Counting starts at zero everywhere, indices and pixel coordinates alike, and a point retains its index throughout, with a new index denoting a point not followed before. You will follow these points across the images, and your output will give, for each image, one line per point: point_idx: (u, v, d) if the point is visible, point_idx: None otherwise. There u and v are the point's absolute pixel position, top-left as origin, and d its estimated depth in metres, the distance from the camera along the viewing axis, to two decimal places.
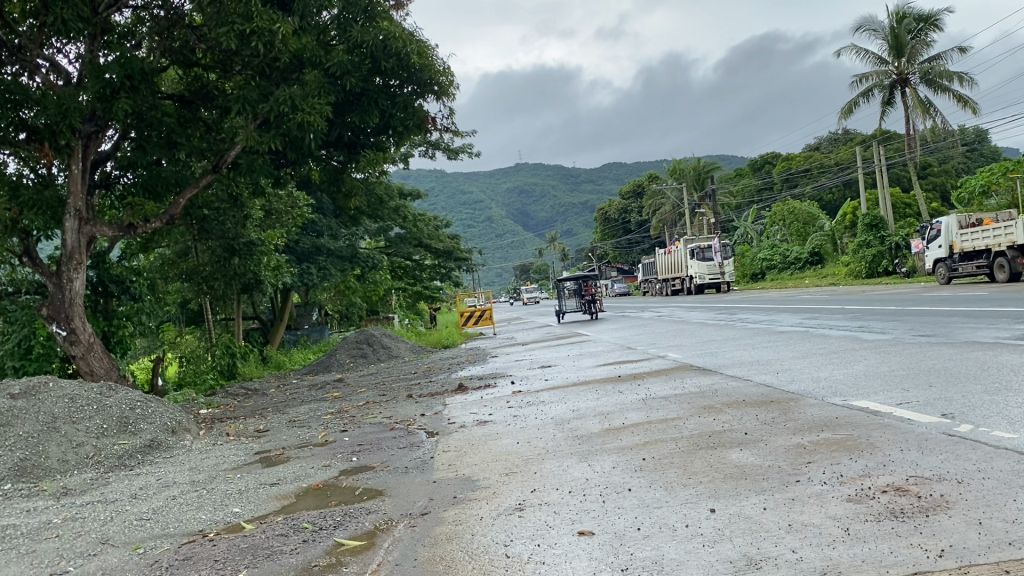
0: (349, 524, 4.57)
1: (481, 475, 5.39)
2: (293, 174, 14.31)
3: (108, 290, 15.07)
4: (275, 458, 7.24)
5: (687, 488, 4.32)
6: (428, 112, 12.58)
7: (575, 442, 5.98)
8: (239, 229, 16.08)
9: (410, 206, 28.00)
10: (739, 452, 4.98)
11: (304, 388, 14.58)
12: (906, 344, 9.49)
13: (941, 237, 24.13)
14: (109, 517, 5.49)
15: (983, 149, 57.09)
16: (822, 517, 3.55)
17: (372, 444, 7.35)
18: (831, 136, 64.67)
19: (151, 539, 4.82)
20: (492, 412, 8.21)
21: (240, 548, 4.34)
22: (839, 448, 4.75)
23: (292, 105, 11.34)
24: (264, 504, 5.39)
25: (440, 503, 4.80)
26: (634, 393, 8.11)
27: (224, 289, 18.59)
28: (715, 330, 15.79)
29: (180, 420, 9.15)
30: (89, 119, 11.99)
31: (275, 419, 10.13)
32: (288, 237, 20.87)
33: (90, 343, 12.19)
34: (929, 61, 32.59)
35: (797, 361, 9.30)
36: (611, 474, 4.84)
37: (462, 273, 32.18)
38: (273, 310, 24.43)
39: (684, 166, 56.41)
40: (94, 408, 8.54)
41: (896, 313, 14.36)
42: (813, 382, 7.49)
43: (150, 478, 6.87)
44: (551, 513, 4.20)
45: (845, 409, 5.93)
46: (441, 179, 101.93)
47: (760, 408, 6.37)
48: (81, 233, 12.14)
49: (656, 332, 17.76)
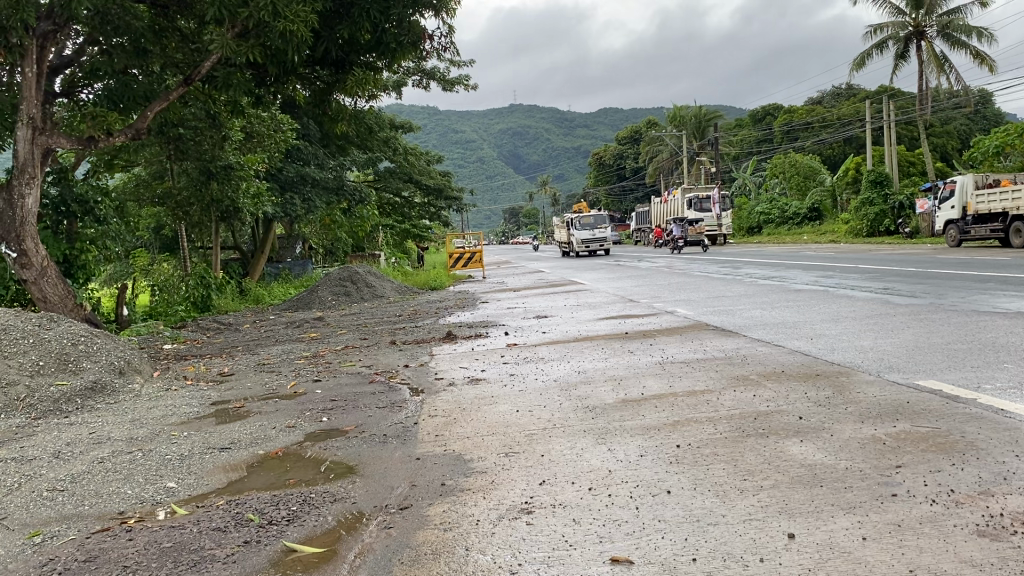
0: (307, 517, 3.57)
1: (474, 453, 4.39)
2: (273, 93, 12.98)
3: (70, 210, 13.63)
4: (233, 413, 6.20)
5: (746, 497, 3.33)
6: (427, 29, 11.12)
7: (588, 416, 4.97)
8: (217, 151, 14.75)
9: (400, 138, 26.59)
10: (801, 445, 3.98)
11: (280, 326, 13.51)
12: (948, 313, 8.50)
13: (956, 198, 23.33)
14: (16, 485, 4.44)
15: (988, 111, 55.81)
16: (954, 564, 2.57)
17: (347, 401, 6.29)
18: (835, 89, 63.14)
19: (55, 523, 3.79)
20: (485, 368, 7.22)
21: (160, 549, 3.30)
22: (931, 446, 3.79)
23: (272, 11, 9.94)
24: (207, 479, 4.37)
25: (423, 493, 3.78)
26: (648, 355, 7.13)
27: (200, 216, 17.29)
28: (972, 327, 7.40)
29: (131, 360, 8.01)
30: (45, 15, 10.52)
31: (241, 362, 9.10)
32: (270, 164, 19.47)
33: (44, 267, 10.91)
34: (949, 13, 31.20)
35: (831, 325, 8.30)
36: (640, 466, 3.85)
37: (452, 212, 30.93)
38: (253, 241, 23.26)
39: (684, 112, 55.36)
40: (30, 342, 7.42)
41: (918, 276, 13.34)
42: (859, 353, 6.50)
43: (82, 431, 5.80)
44: (568, 522, 3.22)
45: (915, 390, 4.98)
46: (432, 117, 99.53)
47: (807, 384, 5.37)
48: (36, 144, 10.72)
49: (884, 332, 7.48)
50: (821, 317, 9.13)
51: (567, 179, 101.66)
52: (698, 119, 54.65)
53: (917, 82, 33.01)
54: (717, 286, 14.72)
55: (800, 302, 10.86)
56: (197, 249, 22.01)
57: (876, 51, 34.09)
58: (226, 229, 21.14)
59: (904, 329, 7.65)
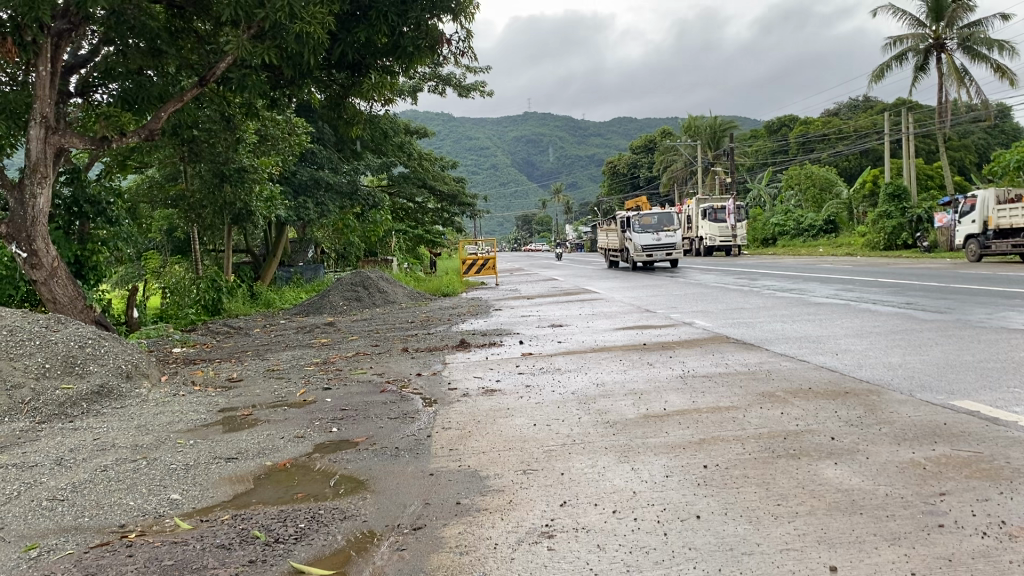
0: (315, 536, 3.39)
1: (491, 469, 4.21)
2: (288, 95, 12.83)
3: (82, 211, 13.53)
4: (241, 421, 6.03)
5: (782, 524, 3.12)
6: (445, 33, 10.97)
7: (608, 433, 4.77)
8: (230, 153, 14.61)
9: (415, 143, 26.49)
10: (836, 468, 3.78)
11: (291, 331, 13.38)
12: (976, 330, 8.25)
13: (976, 213, 23.00)
14: (15, 493, 4.28)
15: (1007, 125, 55.40)
16: None
17: (358, 411, 6.11)
18: (852, 102, 62.80)
19: (53, 535, 3.62)
20: (500, 379, 7.03)
21: (159, 568, 3.13)
22: (974, 472, 3.58)
23: (289, 13, 9.79)
24: (213, 490, 4.20)
25: (437, 512, 3.60)
26: (668, 368, 6.92)
27: (212, 219, 17.19)
28: (1004, 345, 7.17)
29: (138, 364, 7.86)
30: (60, 13, 10.40)
31: (251, 368, 8.94)
32: (284, 167, 19.38)
33: (54, 268, 10.78)
34: (969, 26, 30.87)
35: (856, 340, 8.06)
36: (665, 489, 3.65)
37: (465, 218, 30.81)
38: (266, 244, 23.20)
39: (700, 122, 55.27)
40: (37, 344, 7.28)
41: (941, 291, 13.10)
42: (889, 371, 6.28)
43: (86, 436, 5.65)
44: (592, 548, 3.03)
45: (951, 412, 4.77)
46: (447, 124, 99.68)
47: (837, 402, 5.17)
48: (48, 144, 10.59)
49: (913, 349, 7.24)
50: (845, 331, 8.88)
51: (580, 187, 101.62)
52: (713, 129, 54.49)
53: (937, 95, 32.70)
54: (734, 298, 14.49)
55: (820, 315, 10.62)
56: (209, 252, 21.94)
57: (896, 63, 33.80)
58: (239, 232, 21.04)
59: (934, 346, 7.41)
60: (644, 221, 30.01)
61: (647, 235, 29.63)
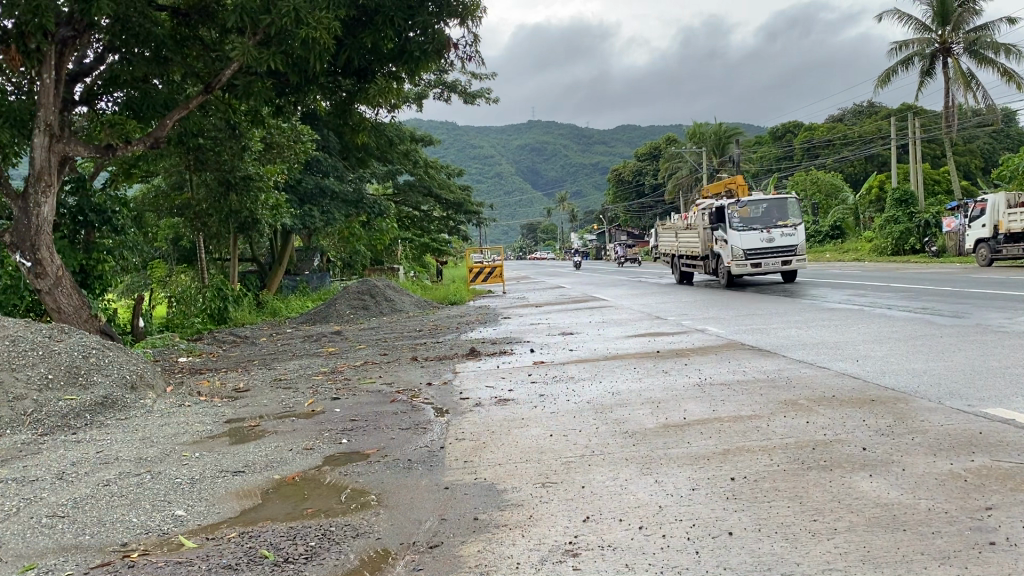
0: (327, 554, 3.23)
1: (509, 482, 4.04)
2: (293, 102, 12.68)
3: (87, 220, 13.41)
4: (248, 432, 5.87)
5: (821, 542, 2.94)
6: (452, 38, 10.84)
7: (628, 443, 4.59)
8: (235, 161, 14.47)
9: (420, 151, 26.38)
10: (872, 481, 3.60)
11: (298, 340, 13.23)
12: (996, 334, 8.04)
13: (986, 217, 22.70)
14: (14, 510, 4.12)
15: (1012, 130, 55.13)
16: None
17: (368, 422, 5.94)
18: (856, 108, 62.59)
19: (52, 555, 3.46)
20: (513, 388, 6.85)
21: None
22: (1019, 484, 3.40)
23: (294, 18, 9.64)
24: (219, 506, 4.04)
25: (455, 528, 3.43)
26: (685, 376, 6.73)
27: (217, 227, 17.05)
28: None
29: (144, 374, 7.71)
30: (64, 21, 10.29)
31: (257, 377, 8.77)
32: (289, 175, 19.26)
33: (58, 277, 10.64)
34: (975, 30, 30.70)
35: (875, 346, 7.85)
36: (693, 503, 3.48)
37: (471, 226, 30.68)
38: (272, 252, 23.10)
39: (705, 129, 55.87)
40: (40, 354, 7.12)
41: (955, 295, 12.88)
42: (914, 377, 6.08)
43: (89, 449, 5.49)
44: (619, 568, 2.85)
45: (985, 420, 4.58)
46: (450, 132, 99.72)
47: (863, 410, 4.99)
48: (53, 152, 10.48)
49: (936, 354, 7.02)
50: (862, 337, 8.65)
51: (584, 195, 101.44)
52: (717, 136, 54.78)
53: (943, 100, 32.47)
54: (744, 303, 14.31)
55: (835, 320, 10.40)
56: (214, 260, 21.83)
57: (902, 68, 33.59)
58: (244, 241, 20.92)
59: (956, 351, 7.20)
60: (744, 213, 18.97)
61: (752, 236, 18.82)
